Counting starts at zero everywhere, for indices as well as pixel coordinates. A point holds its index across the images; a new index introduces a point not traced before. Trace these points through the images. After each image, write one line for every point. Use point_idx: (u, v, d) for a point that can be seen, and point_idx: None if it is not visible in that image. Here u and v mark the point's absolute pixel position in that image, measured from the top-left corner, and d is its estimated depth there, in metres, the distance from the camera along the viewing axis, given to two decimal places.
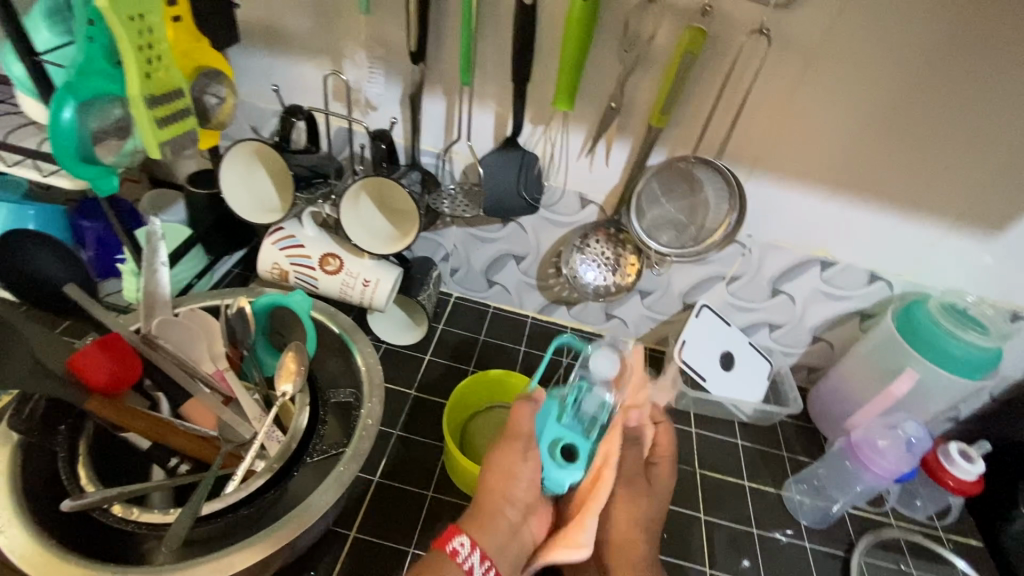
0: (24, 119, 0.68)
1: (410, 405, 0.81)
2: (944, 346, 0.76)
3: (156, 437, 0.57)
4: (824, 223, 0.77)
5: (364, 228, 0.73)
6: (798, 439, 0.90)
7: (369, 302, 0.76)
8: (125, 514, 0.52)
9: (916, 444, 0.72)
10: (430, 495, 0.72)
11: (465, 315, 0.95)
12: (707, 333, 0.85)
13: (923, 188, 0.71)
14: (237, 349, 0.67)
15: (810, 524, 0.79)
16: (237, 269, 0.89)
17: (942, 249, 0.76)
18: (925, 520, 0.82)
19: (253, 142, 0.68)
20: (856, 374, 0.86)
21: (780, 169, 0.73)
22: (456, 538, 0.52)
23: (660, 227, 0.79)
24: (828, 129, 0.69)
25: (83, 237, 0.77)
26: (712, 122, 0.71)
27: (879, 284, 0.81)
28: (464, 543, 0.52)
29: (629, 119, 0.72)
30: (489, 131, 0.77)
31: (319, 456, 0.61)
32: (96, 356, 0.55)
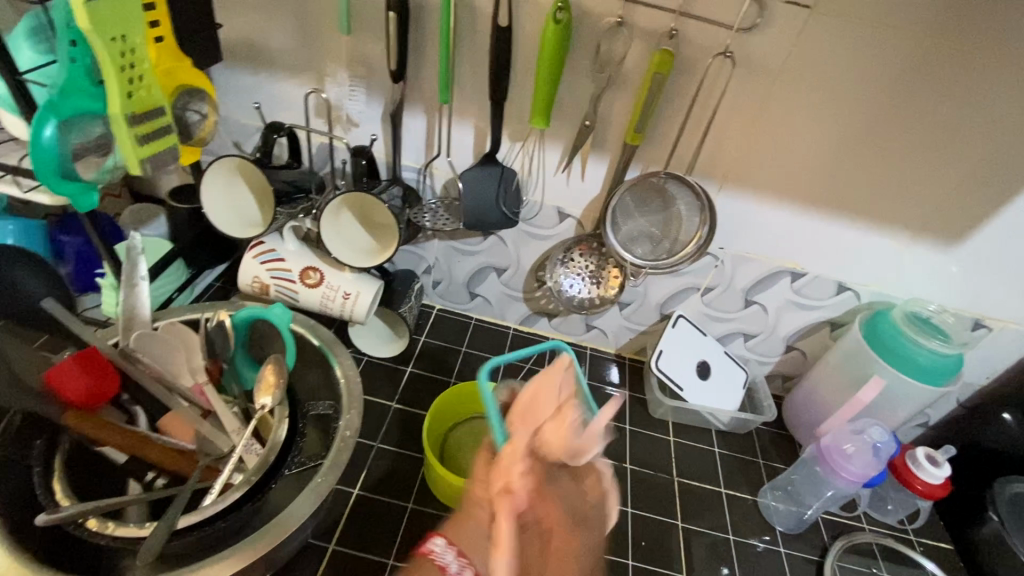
0: (6, 135, 0.68)
1: (391, 417, 0.82)
2: (908, 352, 0.79)
3: (134, 451, 0.57)
4: (792, 236, 0.80)
5: (344, 243, 0.74)
6: (773, 446, 0.92)
7: (350, 314, 0.77)
8: (100, 528, 0.52)
9: (882, 448, 0.74)
10: (410, 507, 0.73)
11: (447, 327, 0.97)
12: (683, 342, 0.88)
13: (884, 201, 0.75)
14: (217, 363, 0.66)
15: (785, 529, 0.81)
16: (218, 283, 0.88)
17: (905, 260, 0.79)
18: (897, 524, 0.84)
19: (235, 158, 0.69)
20: (827, 382, 0.88)
21: (748, 185, 0.76)
22: (431, 539, 0.50)
23: (634, 240, 0.81)
24: (792, 146, 0.72)
25: (63, 252, 0.78)
26: (682, 139, 0.73)
27: (847, 293, 0.84)
28: (439, 542, 0.49)
29: (603, 136, 0.75)
30: (469, 148, 0.79)
31: (297, 467, 0.61)
32: (73, 370, 0.56)
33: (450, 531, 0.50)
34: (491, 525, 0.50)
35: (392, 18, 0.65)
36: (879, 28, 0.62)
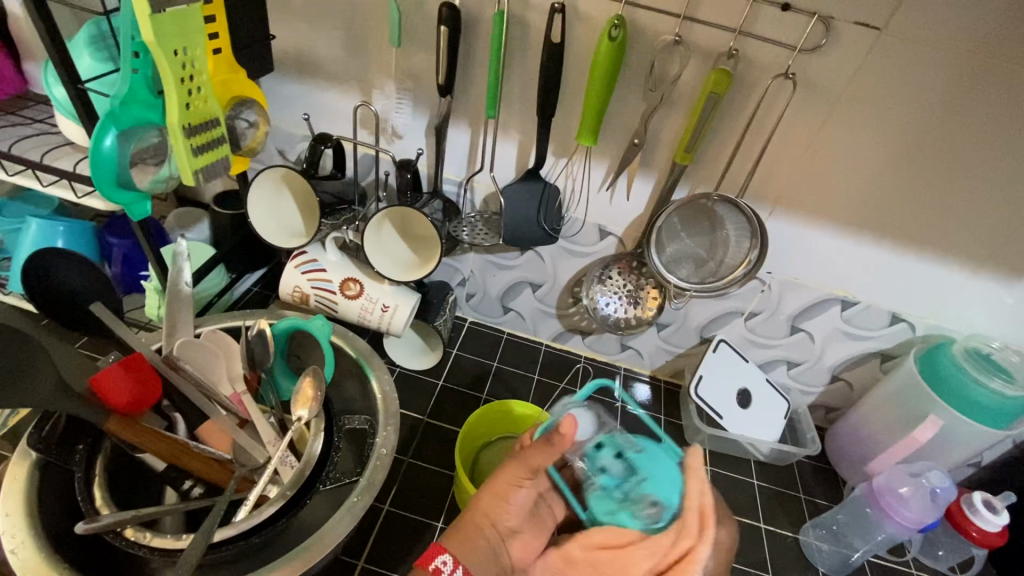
0: (61, 139, 0.69)
1: (421, 431, 0.81)
2: (970, 393, 0.75)
3: (173, 459, 0.57)
4: (846, 265, 0.77)
5: (385, 253, 0.74)
6: (815, 480, 0.87)
7: (387, 327, 0.76)
8: (138, 538, 0.51)
9: (941, 494, 0.70)
10: (439, 526, 0.71)
11: (480, 341, 0.96)
12: (724, 368, 0.85)
13: (947, 232, 0.71)
14: (255, 373, 0.65)
15: (828, 571, 0.77)
16: (256, 288, 0.90)
17: (966, 293, 0.75)
18: (947, 571, 0.79)
19: (281, 168, 0.69)
20: (876, 417, 0.84)
21: (801, 209, 0.73)
22: (438, 557, 0.50)
23: (679, 262, 0.79)
24: (850, 171, 0.69)
25: (110, 253, 0.79)
26: (734, 161, 0.71)
27: (900, 325, 0.80)
28: (446, 562, 0.50)
29: (651, 154, 0.73)
30: (512, 162, 0.77)
31: (333, 484, 0.60)
32: (118, 377, 0.56)
33: (456, 550, 0.51)
34: (494, 544, 0.54)
35: (443, 33, 0.64)
36: (953, 53, 0.59)
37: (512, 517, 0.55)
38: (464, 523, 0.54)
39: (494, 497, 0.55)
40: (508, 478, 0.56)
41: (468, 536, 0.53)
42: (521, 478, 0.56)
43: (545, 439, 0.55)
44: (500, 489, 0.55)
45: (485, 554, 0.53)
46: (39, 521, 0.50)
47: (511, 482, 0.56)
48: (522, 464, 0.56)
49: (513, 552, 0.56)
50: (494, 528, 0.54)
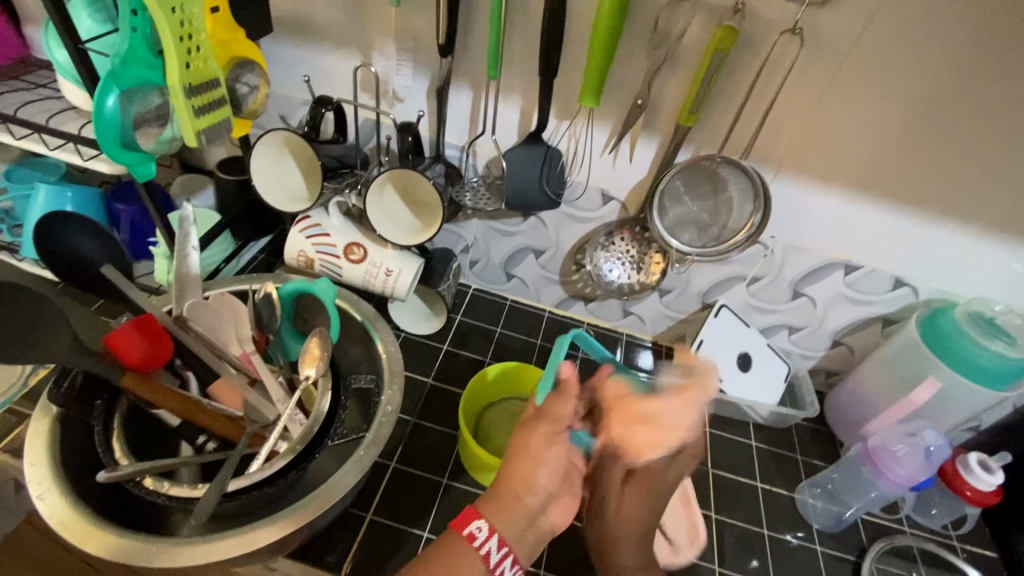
0: (65, 103, 0.70)
1: (427, 393, 0.83)
2: (965, 354, 0.75)
3: (187, 415, 0.59)
4: (850, 228, 0.76)
5: (389, 220, 0.74)
6: (813, 443, 0.89)
7: (391, 291, 0.77)
8: (156, 487, 0.55)
9: (934, 452, 0.71)
10: (444, 482, 0.74)
11: (482, 307, 0.97)
12: (726, 332, 0.86)
13: (955, 194, 0.70)
14: (264, 333, 0.68)
15: (822, 527, 0.79)
16: (262, 255, 0.91)
17: (970, 257, 0.75)
18: (940, 529, 0.81)
19: (282, 132, 0.69)
20: (874, 380, 0.85)
21: (806, 171, 0.73)
22: (473, 522, 0.52)
23: (682, 226, 0.79)
24: (857, 131, 0.68)
25: (117, 220, 0.81)
26: (739, 122, 0.70)
27: (904, 290, 0.80)
28: (482, 527, 0.52)
29: (655, 116, 0.72)
30: (514, 125, 0.77)
31: (340, 439, 0.62)
32: (131, 335, 0.58)
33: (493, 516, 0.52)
34: (534, 509, 0.55)
35: None
36: (969, 5, 0.57)
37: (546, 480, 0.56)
38: (499, 489, 0.55)
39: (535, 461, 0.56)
40: (538, 433, 0.57)
41: (509, 503, 0.54)
42: (546, 433, 0.57)
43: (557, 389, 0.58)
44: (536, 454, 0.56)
45: (525, 519, 0.54)
46: (61, 468, 0.52)
47: (541, 440, 0.56)
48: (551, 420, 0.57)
49: (552, 515, 0.57)
50: (536, 494, 0.55)
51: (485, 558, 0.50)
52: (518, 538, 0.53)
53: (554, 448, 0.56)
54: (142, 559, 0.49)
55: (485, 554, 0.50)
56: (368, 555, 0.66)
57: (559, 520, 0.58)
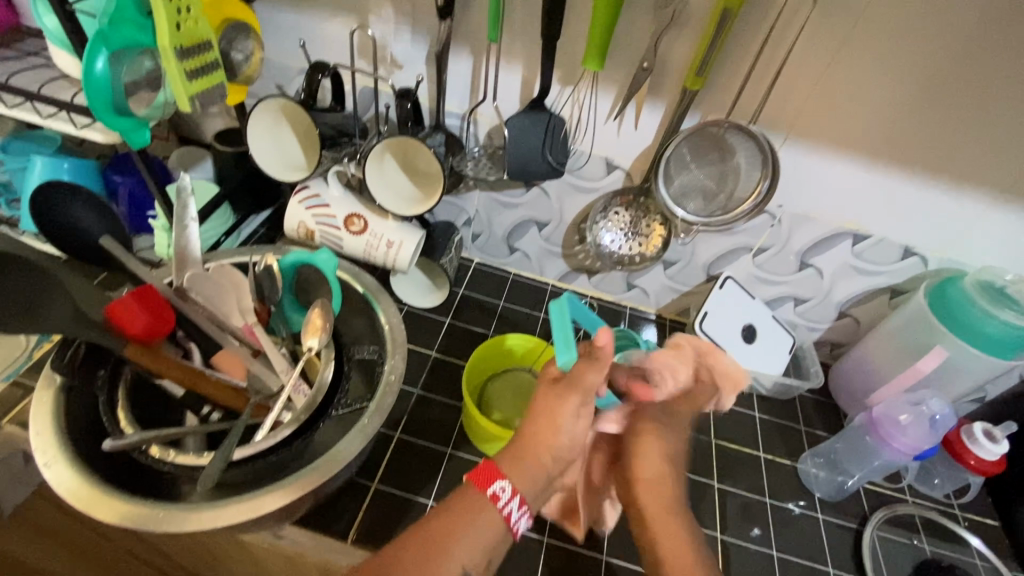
0: (57, 72, 0.68)
1: (430, 366, 0.83)
2: (974, 322, 0.74)
3: (191, 385, 0.59)
4: (861, 196, 0.75)
5: (389, 188, 0.73)
6: (816, 414, 0.89)
7: (392, 263, 0.76)
8: (162, 455, 0.55)
9: (940, 420, 0.71)
10: (448, 452, 0.74)
11: (485, 281, 0.97)
12: (731, 304, 0.85)
13: (969, 159, 0.68)
14: (265, 306, 0.68)
15: (823, 495, 0.79)
16: (263, 229, 0.90)
17: (983, 225, 0.73)
18: (942, 498, 0.81)
19: (278, 99, 0.68)
20: (880, 351, 0.84)
21: (817, 137, 0.71)
22: (496, 483, 0.50)
23: (687, 195, 0.77)
24: (871, 93, 0.66)
25: (115, 192, 0.80)
26: (749, 85, 0.68)
27: (913, 259, 0.79)
28: (505, 489, 0.50)
29: (661, 80, 0.70)
30: (516, 92, 0.75)
31: (344, 410, 0.62)
32: (132, 307, 0.57)
33: (515, 478, 0.51)
34: (550, 473, 0.54)
35: None
36: None
37: (564, 445, 0.55)
38: (519, 446, 0.54)
39: (556, 428, 0.54)
40: (567, 404, 0.55)
41: (527, 463, 0.53)
42: (575, 405, 0.55)
43: (585, 356, 0.57)
44: (557, 420, 0.54)
45: (543, 480, 0.53)
46: (67, 437, 0.53)
47: (569, 412, 0.55)
48: (581, 390, 0.55)
49: (564, 476, 0.58)
50: (553, 458, 0.54)
51: (506, 520, 0.50)
52: (535, 497, 0.53)
53: (579, 420, 0.55)
54: (149, 524, 0.49)
55: (506, 516, 0.49)
56: (374, 523, 0.67)
57: (568, 476, 0.60)
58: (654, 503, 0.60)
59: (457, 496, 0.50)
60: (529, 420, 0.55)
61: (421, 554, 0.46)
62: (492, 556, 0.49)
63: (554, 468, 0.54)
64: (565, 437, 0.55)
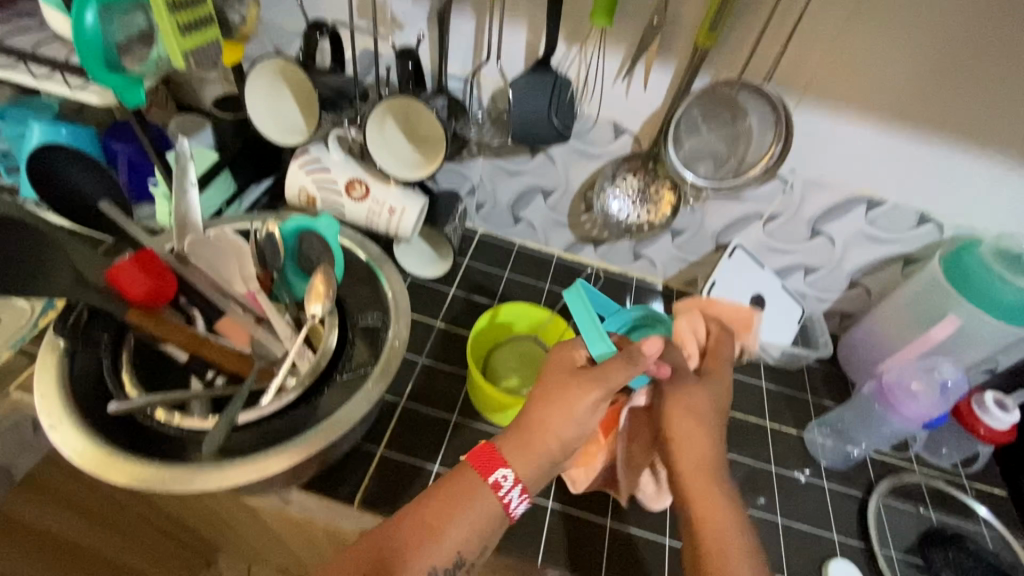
0: (50, 32, 0.66)
1: (435, 335, 0.83)
2: (989, 289, 0.72)
3: (193, 350, 0.59)
4: (877, 160, 0.72)
5: (389, 153, 0.71)
6: (824, 384, 0.88)
7: (395, 231, 0.75)
8: (167, 419, 0.55)
9: (951, 387, 0.70)
10: (453, 420, 0.74)
11: (490, 251, 0.95)
12: (740, 273, 0.84)
13: (991, 118, 0.65)
14: (268, 273, 0.67)
15: (830, 464, 0.79)
16: (264, 198, 0.89)
17: (1002, 188, 0.71)
18: (950, 468, 0.81)
19: (277, 60, 0.66)
20: (891, 321, 0.83)
21: (833, 96, 0.68)
22: (499, 471, 0.51)
23: (698, 158, 0.75)
24: (891, 48, 0.63)
25: (115, 160, 0.78)
26: (763, 41, 0.66)
27: (928, 226, 0.77)
28: (507, 478, 0.51)
29: (671, 37, 0.68)
30: (521, 52, 0.73)
31: (348, 375, 0.61)
32: (133, 272, 0.57)
33: (519, 466, 0.51)
34: (555, 459, 0.53)
35: None
36: None
37: (574, 433, 0.52)
38: (524, 431, 0.53)
39: (567, 416, 0.52)
40: (586, 396, 0.52)
41: (532, 447, 0.52)
42: (595, 398, 0.53)
43: (624, 355, 0.54)
44: (570, 407, 0.52)
45: (546, 466, 0.52)
46: (73, 399, 0.53)
47: (587, 404, 0.52)
48: (601, 382, 0.53)
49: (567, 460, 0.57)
50: (561, 445, 0.52)
51: (505, 507, 0.51)
52: (535, 480, 0.52)
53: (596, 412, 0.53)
54: (153, 484, 0.50)
55: (505, 504, 0.50)
56: (380, 488, 0.67)
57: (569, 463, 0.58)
58: (689, 465, 0.54)
59: (451, 479, 0.51)
60: (542, 406, 0.53)
61: (416, 538, 0.48)
62: (487, 541, 0.50)
63: (561, 453, 0.53)
64: (576, 427, 0.52)
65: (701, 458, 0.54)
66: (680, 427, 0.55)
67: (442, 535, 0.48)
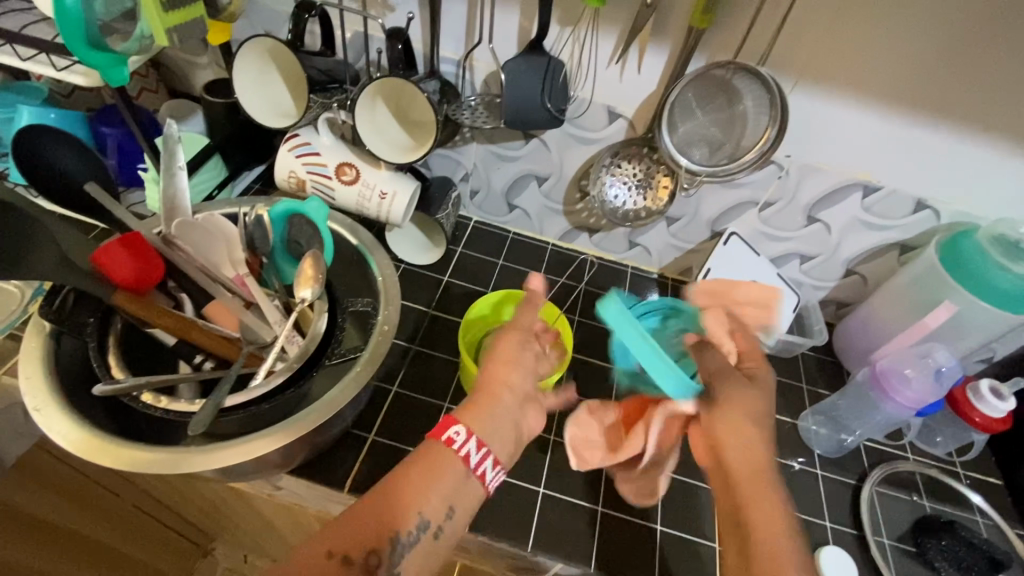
0: (37, 13, 0.66)
1: (428, 322, 0.83)
2: (982, 274, 0.72)
3: (181, 334, 0.58)
4: (872, 144, 0.72)
5: (380, 136, 0.71)
6: (819, 373, 0.88)
7: (386, 216, 0.75)
8: (154, 402, 0.55)
9: (946, 373, 0.69)
10: (445, 406, 0.74)
11: (484, 239, 0.95)
12: (734, 260, 0.84)
13: (988, 102, 0.65)
14: (257, 257, 0.66)
15: (824, 452, 0.78)
16: (257, 185, 0.89)
17: (1000, 173, 0.70)
18: (944, 456, 0.80)
19: (267, 40, 0.66)
20: (886, 309, 0.82)
21: (829, 79, 0.67)
22: (451, 428, 0.51)
23: (693, 143, 0.74)
24: (889, 27, 0.62)
25: (105, 144, 0.78)
26: (758, 21, 0.65)
27: (925, 213, 0.76)
28: (460, 432, 0.51)
29: (665, 18, 0.67)
30: (514, 34, 0.72)
31: (337, 359, 0.61)
32: (120, 254, 0.56)
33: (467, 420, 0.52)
34: (514, 412, 0.56)
35: None
36: None
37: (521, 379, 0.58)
38: (472, 400, 0.55)
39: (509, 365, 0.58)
40: (509, 339, 0.60)
41: (480, 404, 0.54)
42: (517, 342, 0.60)
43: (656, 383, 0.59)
44: (507, 357, 0.59)
45: (508, 417, 0.55)
46: (59, 384, 0.53)
47: (517, 347, 0.60)
48: (517, 328, 0.61)
49: (531, 423, 0.58)
50: (512, 395, 0.56)
51: (465, 460, 0.50)
52: (497, 435, 0.53)
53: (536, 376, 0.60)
54: (140, 466, 0.49)
55: (465, 456, 0.50)
56: (372, 474, 0.67)
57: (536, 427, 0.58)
58: (741, 467, 0.50)
59: (416, 454, 0.50)
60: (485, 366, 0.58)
61: (383, 511, 0.46)
62: (454, 503, 0.49)
63: (517, 403, 0.56)
64: (523, 374, 0.58)
65: (755, 459, 0.50)
66: (728, 423, 0.52)
67: (422, 495, 0.48)
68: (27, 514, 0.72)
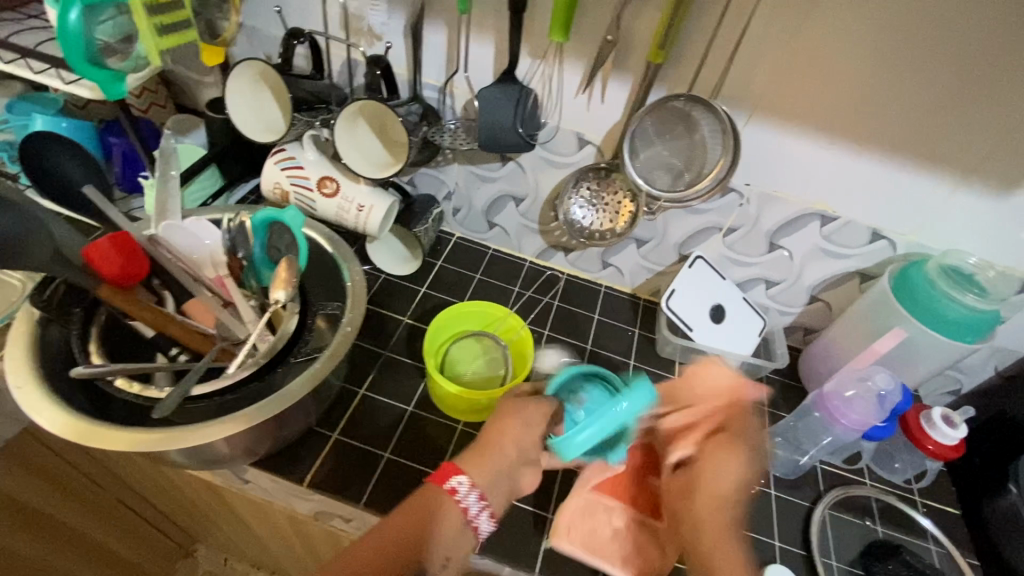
0: (54, 32, 0.73)
1: (402, 330, 0.86)
2: (936, 306, 0.74)
3: (159, 327, 0.63)
4: (824, 176, 0.75)
5: (359, 153, 0.76)
6: (783, 396, 0.90)
7: (364, 226, 0.80)
8: (127, 387, 0.59)
9: (886, 396, 0.71)
10: (410, 410, 0.77)
11: (464, 255, 0.99)
12: (699, 282, 0.86)
13: (929, 139, 0.68)
14: (237, 260, 0.71)
15: (778, 474, 0.79)
16: (252, 198, 0.93)
17: (948, 207, 0.73)
18: (903, 483, 0.81)
19: (258, 65, 0.72)
20: (847, 336, 0.84)
21: (779, 114, 0.72)
22: (455, 477, 0.53)
23: (654, 170, 0.78)
24: (830, 68, 0.66)
25: (110, 153, 0.85)
26: (710, 58, 0.69)
27: (881, 243, 0.79)
28: (464, 483, 0.53)
29: (626, 53, 0.71)
30: (489, 64, 0.77)
31: (303, 358, 0.65)
32: (108, 250, 0.60)
33: (474, 473, 0.53)
34: (511, 472, 0.56)
35: None
36: None
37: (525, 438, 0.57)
38: (479, 449, 0.56)
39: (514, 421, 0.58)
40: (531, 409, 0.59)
41: (486, 456, 0.55)
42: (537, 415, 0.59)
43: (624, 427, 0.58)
44: (524, 417, 0.58)
45: (503, 467, 0.55)
46: (42, 366, 0.58)
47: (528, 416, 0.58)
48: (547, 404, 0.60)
49: (525, 479, 0.58)
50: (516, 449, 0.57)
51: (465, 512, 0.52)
52: (497, 490, 0.54)
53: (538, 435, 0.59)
54: (107, 444, 0.53)
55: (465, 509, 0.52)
56: (334, 471, 0.70)
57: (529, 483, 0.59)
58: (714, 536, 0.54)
59: (414, 499, 0.52)
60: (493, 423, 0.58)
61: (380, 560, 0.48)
62: (449, 554, 0.51)
63: (517, 458, 0.57)
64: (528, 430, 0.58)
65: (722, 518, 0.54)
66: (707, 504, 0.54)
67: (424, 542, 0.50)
68: (16, 501, 0.75)
